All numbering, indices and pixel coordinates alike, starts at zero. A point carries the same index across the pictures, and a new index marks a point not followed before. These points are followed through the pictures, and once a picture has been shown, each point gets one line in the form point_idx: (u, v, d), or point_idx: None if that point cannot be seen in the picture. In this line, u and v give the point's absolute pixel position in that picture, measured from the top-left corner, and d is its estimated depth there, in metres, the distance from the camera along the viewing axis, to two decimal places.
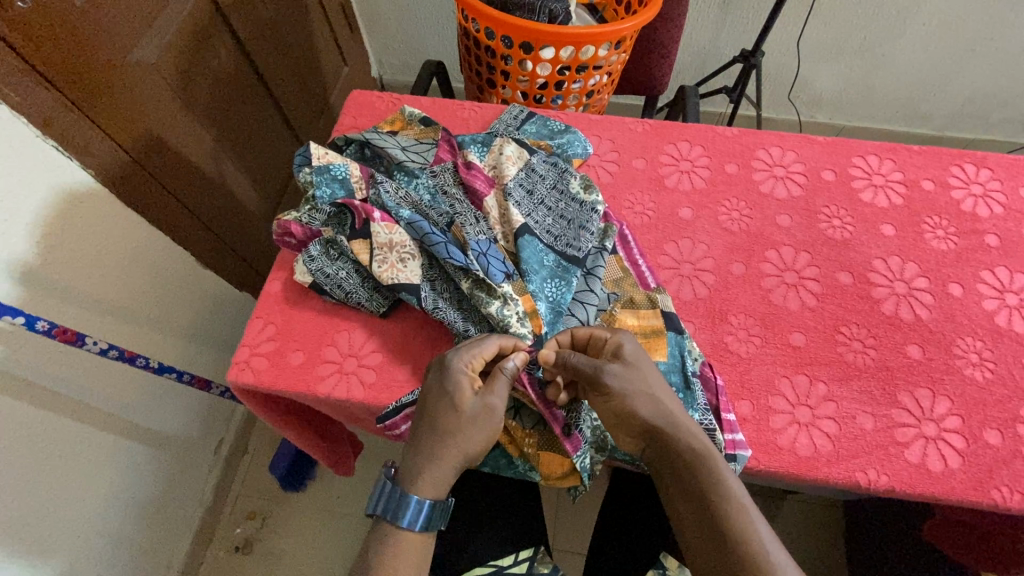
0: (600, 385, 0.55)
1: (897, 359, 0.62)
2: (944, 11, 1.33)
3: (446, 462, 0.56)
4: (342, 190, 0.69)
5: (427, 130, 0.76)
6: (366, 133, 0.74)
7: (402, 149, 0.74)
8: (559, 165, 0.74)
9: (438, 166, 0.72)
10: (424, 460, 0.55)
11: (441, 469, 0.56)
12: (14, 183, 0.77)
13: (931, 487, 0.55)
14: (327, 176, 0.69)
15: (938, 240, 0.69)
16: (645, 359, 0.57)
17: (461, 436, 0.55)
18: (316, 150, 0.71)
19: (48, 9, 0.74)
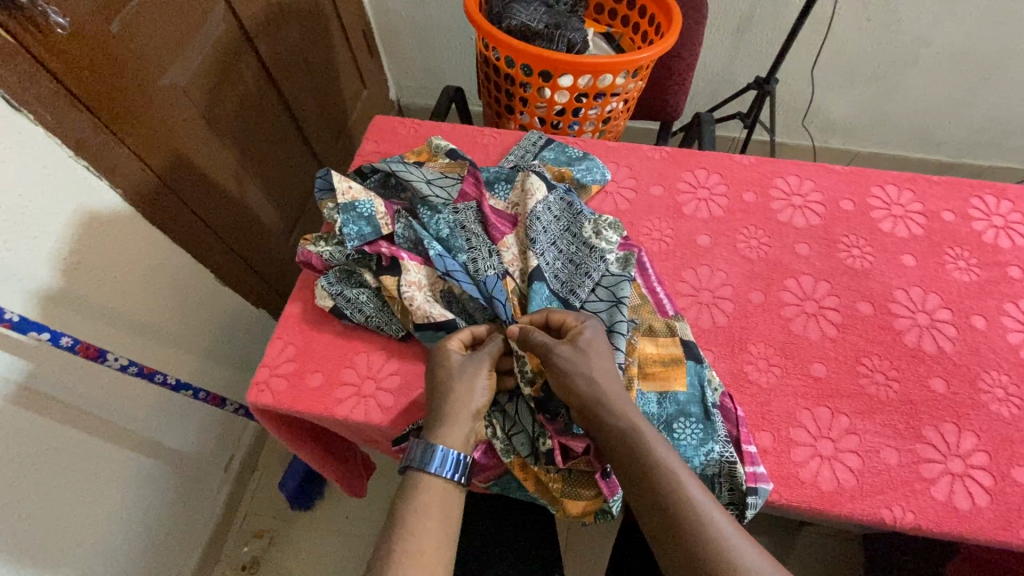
0: (548, 366, 0.57)
1: (922, 393, 0.61)
2: (960, 40, 1.34)
3: (458, 415, 0.58)
4: (369, 228, 0.68)
5: (451, 164, 0.76)
6: (392, 163, 0.73)
7: (426, 182, 0.73)
8: (570, 203, 0.73)
9: (461, 203, 0.71)
10: (435, 423, 0.57)
11: (456, 425, 0.58)
12: (48, 201, 0.79)
13: (958, 526, 0.54)
14: (354, 215, 0.68)
15: (960, 271, 0.69)
16: (603, 347, 0.59)
17: (464, 387, 0.58)
18: (341, 184, 0.69)
19: (85, 34, 0.77)
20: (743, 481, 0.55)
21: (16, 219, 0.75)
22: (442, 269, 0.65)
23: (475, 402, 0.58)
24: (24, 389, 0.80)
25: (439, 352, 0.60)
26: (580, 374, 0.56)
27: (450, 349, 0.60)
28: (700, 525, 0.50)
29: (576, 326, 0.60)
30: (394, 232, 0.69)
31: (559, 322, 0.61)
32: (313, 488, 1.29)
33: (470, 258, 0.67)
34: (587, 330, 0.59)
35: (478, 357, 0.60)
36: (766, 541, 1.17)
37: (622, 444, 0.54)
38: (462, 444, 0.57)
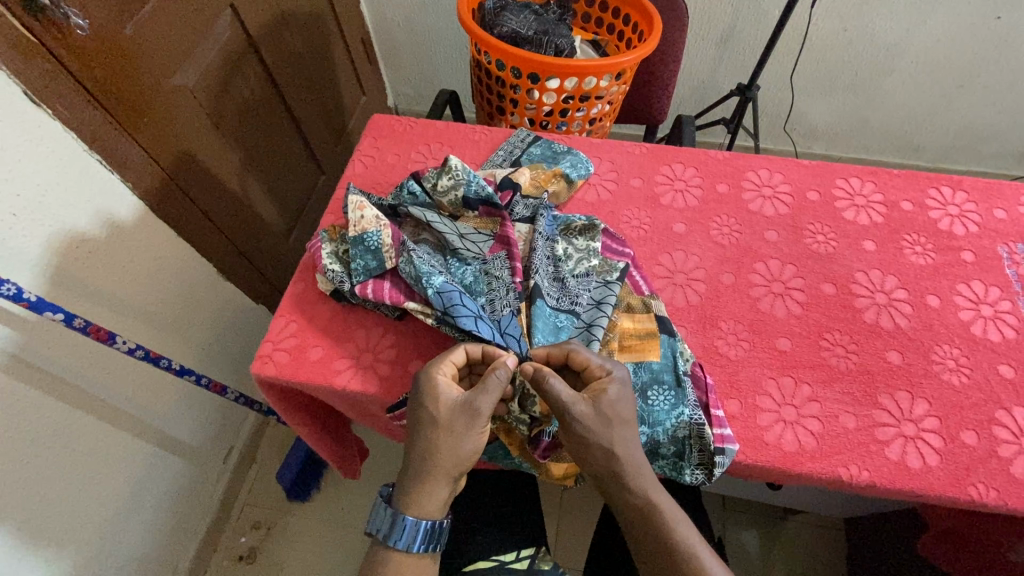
0: (565, 422, 0.57)
1: (878, 364, 0.66)
2: (930, 48, 1.41)
3: (441, 480, 0.59)
4: (375, 261, 0.68)
5: (486, 221, 0.75)
6: (427, 214, 0.72)
7: (459, 235, 0.72)
8: (559, 217, 0.76)
9: (492, 255, 0.71)
10: (420, 481, 0.60)
11: (437, 489, 0.60)
12: (64, 191, 0.84)
13: (909, 483, 0.58)
14: (362, 247, 0.68)
15: (917, 255, 0.74)
16: (625, 405, 0.58)
17: (450, 452, 0.58)
18: (353, 213, 0.70)
19: (101, 37, 0.83)
20: (711, 441, 0.59)
21: (32, 207, 0.80)
22: (440, 307, 0.63)
23: (460, 462, 0.59)
24: (35, 369, 0.84)
25: (431, 398, 0.58)
26: (598, 438, 0.56)
27: (442, 401, 0.58)
28: (687, 565, 0.55)
29: (601, 375, 0.59)
30: (398, 264, 0.68)
31: (581, 364, 0.60)
32: (311, 479, 1.32)
33: (488, 300, 0.68)
34: (614, 385, 0.58)
35: (471, 411, 0.58)
36: (752, 531, 1.20)
37: (618, 487, 0.57)
38: (443, 503, 0.61)
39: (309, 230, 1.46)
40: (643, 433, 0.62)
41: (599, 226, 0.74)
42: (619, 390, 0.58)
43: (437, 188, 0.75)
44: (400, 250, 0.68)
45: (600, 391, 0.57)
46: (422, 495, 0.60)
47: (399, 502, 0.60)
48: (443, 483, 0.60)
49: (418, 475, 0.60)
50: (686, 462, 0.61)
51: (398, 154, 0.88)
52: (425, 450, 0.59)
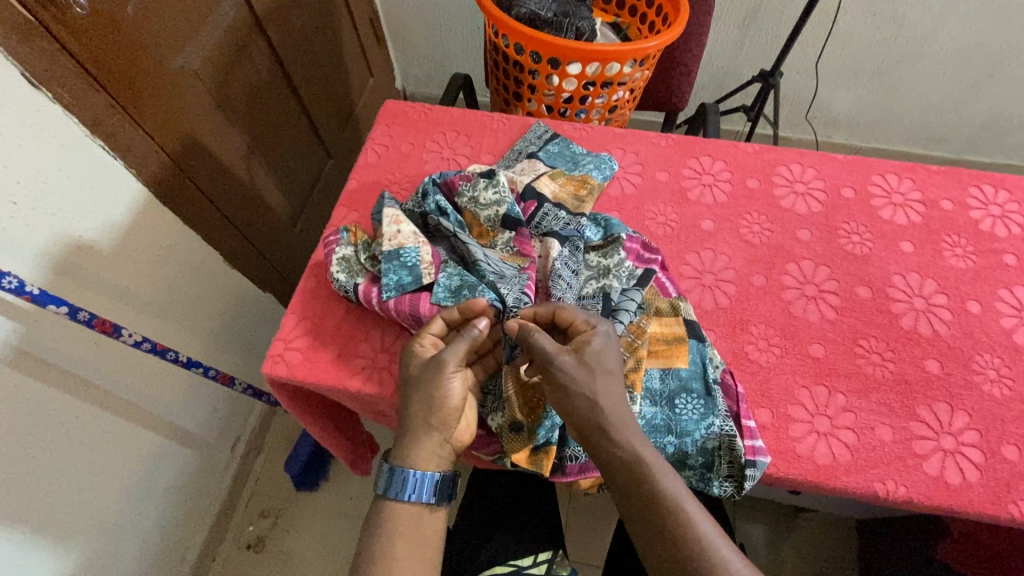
0: (550, 375, 0.56)
1: (916, 373, 0.63)
2: (964, 35, 1.35)
3: (425, 433, 0.60)
4: (410, 277, 0.65)
5: (517, 255, 0.67)
6: (455, 226, 0.68)
7: (484, 254, 0.66)
8: (577, 228, 0.70)
9: (516, 273, 0.65)
10: (409, 438, 0.60)
11: (421, 438, 0.60)
12: (66, 179, 0.81)
13: (949, 500, 0.56)
14: (396, 262, 0.65)
15: (956, 258, 0.71)
16: (610, 358, 0.57)
17: (428, 405, 0.59)
18: (388, 226, 0.67)
19: (102, 17, 0.78)
20: (743, 454, 0.57)
21: (33, 195, 0.77)
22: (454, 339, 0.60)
23: (432, 412, 0.59)
24: (37, 361, 0.81)
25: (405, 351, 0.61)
26: (581, 387, 0.55)
27: (411, 354, 0.60)
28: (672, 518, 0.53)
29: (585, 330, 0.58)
30: (435, 280, 0.64)
31: (567, 321, 0.59)
32: (318, 469, 1.32)
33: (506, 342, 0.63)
34: (597, 332, 0.57)
35: (434, 360, 0.58)
36: (762, 529, 1.18)
37: (603, 446, 0.55)
38: (430, 451, 0.60)
39: (316, 216, 1.42)
40: (670, 443, 0.59)
41: (621, 239, 0.68)
42: (602, 343, 0.57)
43: (478, 200, 0.70)
44: (437, 267, 0.65)
45: (583, 342, 0.57)
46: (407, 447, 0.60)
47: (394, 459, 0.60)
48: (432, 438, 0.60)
49: (408, 436, 0.60)
50: (714, 474, 0.59)
51: (413, 143, 0.84)
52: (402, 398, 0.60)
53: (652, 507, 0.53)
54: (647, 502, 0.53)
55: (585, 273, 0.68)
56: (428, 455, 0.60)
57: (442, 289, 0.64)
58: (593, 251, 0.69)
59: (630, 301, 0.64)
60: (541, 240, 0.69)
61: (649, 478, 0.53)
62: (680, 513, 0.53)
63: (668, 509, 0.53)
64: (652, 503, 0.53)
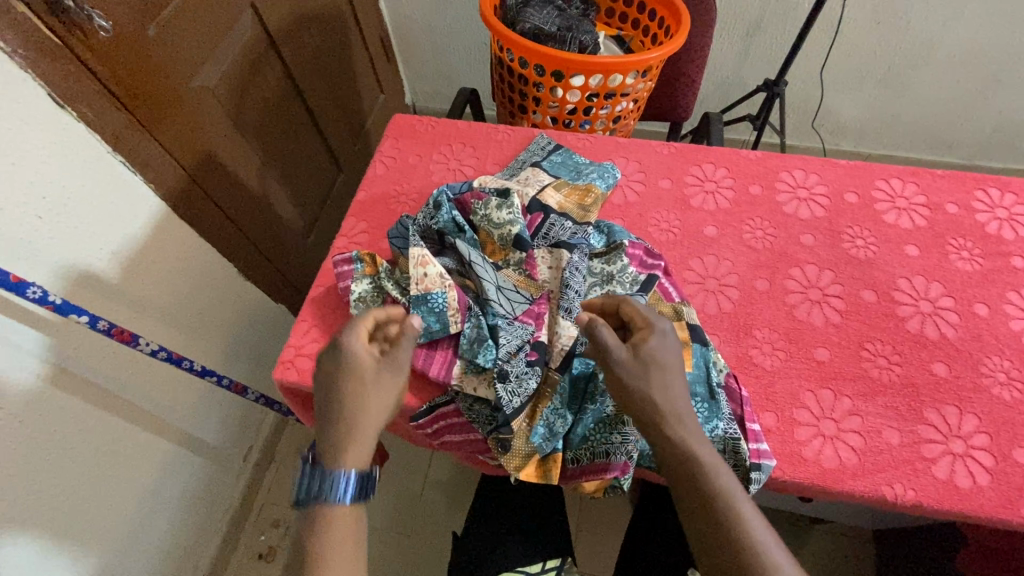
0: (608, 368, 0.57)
1: (923, 376, 0.63)
2: (969, 42, 1.35)
3: (362, 433, 0.57)
4: (438, 323, 0.64)
5: (529, 280, 0.69)
6: (469, 252, 0.67)
7: (497, 287, 0.66)
8: (581, 236, 0.71)
9: (521, 321, 0.65)
10: (345, 435, 0.56)
11: (361, 441, 0.57)
12: (90, 193, 0.84)
13: (958, 503, 0.55)
14: (424, 307, 0.64)
15: (963, 261, 0.71)
16: (670, 358, 0.57)
17: (371, 403, 0.57)
18: (415, 269, 0.65)
19: (125, 38, 0.82)
20: (747, 457, 0.57)
21: (58, 210, 0.80)
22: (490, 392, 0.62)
23: (378, 412, 0.58)
24: (56, 369, 0.84)
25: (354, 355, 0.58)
26: (638, 383, 0.55)
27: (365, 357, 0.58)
28: (725, 513, 0.50)
29: (645, 327, 0.59)
30: (462, 330, 0.64)
31: (628, 316, 0.60)
32: None
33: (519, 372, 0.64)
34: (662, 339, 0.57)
35: (394, 365, 0.59)
36: None
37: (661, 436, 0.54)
38: (366, 463, 0.57)
39: (327, 229, 1.45)
40: None
41: (623, 245, 0.69)
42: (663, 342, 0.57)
43: (490, 218, 0.70)
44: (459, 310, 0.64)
45: (641, 338, 0.57)
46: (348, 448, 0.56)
47: (324, 460, 0.56)
48: (371, 438, 0.58)
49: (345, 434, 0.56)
50: None
51: (420, 155, 0.86)
52: (347, 402, 0.57)
53: (706, 507, 0.51)
54: (701, 493, 0.51)
55: (588, 279, 0.69)
56: (364, 454, 0.57)
57: (466, 340, 0.63)
58: (596, 258, 0.70)
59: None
60: (551, 250, 0.70)
61: (700, 467, 0.52)
62: (733, 511, 0.50)
63: (722, 511, 0.51)
64: (705, 500, 0.51)
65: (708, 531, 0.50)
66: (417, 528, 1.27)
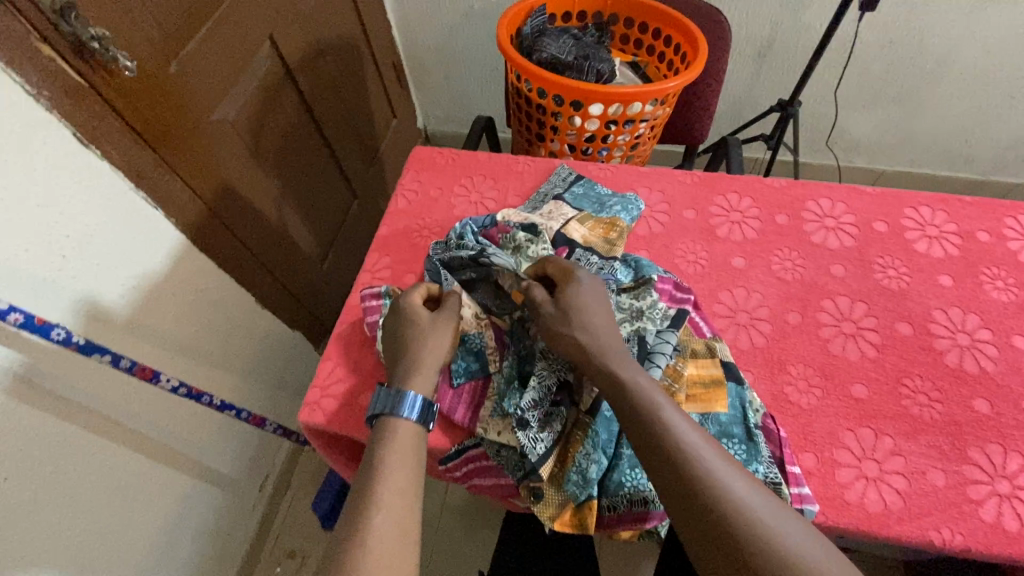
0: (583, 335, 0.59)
1: (965, 413, 0.61)
2: (984, 59, 1.35)
3: (398, 472, 0.55)
4: (477, 363, 0.66)
5: None
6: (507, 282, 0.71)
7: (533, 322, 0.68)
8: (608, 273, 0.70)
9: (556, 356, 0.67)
10: (379, 477, 0.54)
11: (398, 479, 0.54)
12: (111, 229, 0.84)
13: (1010, 549, 0.54)
14: (463, 348, 0.67)
15: (999, 291, 0.69)
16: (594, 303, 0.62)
17: (402, 444, 0.57)
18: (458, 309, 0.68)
19: (148, 76, 0.82)
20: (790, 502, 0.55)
21: (80, 247, 0.80)
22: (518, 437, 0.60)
23: (409, 452, 0.57)
24: (76, 407, 0.83)
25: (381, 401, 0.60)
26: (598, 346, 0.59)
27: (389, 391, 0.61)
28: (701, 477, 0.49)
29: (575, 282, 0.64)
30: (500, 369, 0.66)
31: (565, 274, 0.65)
32: None
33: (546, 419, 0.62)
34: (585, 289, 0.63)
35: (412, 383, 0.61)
36: None
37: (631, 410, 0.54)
38: (406, 501, 0.53)
39: (342, 255, 1.45)
40: None
41: (652, 279, 0.68)
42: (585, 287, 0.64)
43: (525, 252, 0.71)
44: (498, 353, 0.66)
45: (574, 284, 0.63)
46: (373, 519, 0.51)
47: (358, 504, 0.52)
48: (409, 478, 0.55)
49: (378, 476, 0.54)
50: None
51: (442, 188, 0.86)
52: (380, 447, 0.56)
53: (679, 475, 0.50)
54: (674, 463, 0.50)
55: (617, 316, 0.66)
56: (401, 493, 0.54)
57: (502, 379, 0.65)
58: (624, 293, 0.68)
59: (665, 343, 0.63)
60: None
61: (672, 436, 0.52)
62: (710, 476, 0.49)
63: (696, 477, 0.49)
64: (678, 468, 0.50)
65: (691, 500, 0.49)
66: (435, 559, 1.25)
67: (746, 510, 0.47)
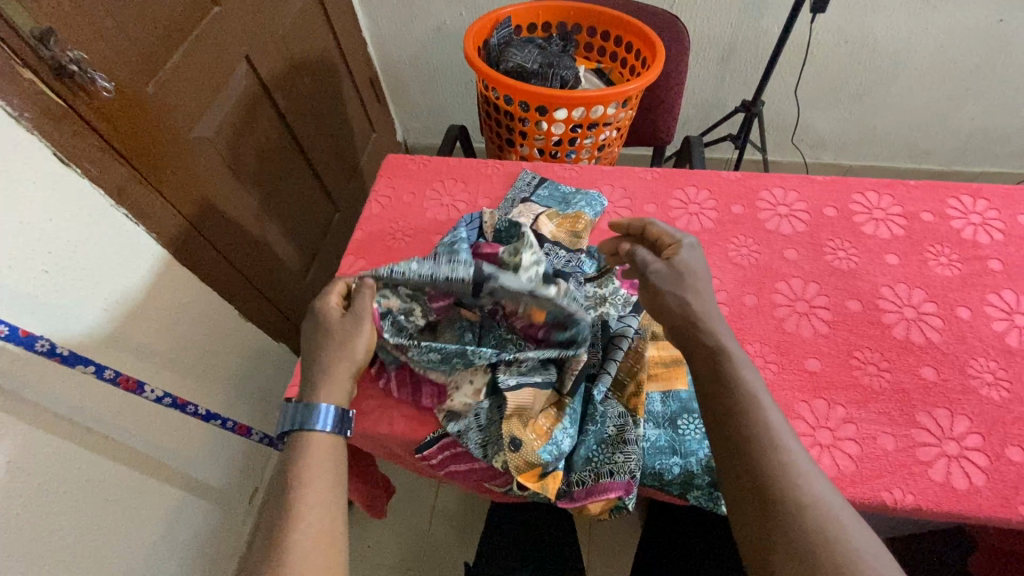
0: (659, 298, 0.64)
1: (912, 381, 0.65)
2: (936, 54, 1.41)
3: (315, 483, 0.59)
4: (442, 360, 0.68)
5: None
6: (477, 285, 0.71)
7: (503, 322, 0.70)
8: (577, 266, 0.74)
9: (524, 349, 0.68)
10: (299, 491, 0.58)
11: (316, 488, 0.58)
12: (94, 246, 0.86)
13: (957, 504, 0.57)
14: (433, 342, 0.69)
15: (942, 266, 0.73)
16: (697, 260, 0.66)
17: (322, 451, 0.61)
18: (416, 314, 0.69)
19: (126, 96, 0.86)
20: None
21: (63, 263, 0.82)
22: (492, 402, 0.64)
23: (330, 462, 0.61)
24: (61, 421, 0.85)
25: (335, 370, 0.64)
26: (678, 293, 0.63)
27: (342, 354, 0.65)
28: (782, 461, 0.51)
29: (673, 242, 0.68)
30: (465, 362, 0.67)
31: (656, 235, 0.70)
32: None
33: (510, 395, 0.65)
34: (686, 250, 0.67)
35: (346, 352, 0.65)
36: None
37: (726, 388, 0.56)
38: (324, 510, 0.58)
39: (325, 267, 1.48)
40: (676, 464, 0.61)
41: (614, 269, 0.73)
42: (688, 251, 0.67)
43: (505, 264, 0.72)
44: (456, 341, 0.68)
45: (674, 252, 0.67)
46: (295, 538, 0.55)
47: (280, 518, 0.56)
48: (328, 487, 0.59)
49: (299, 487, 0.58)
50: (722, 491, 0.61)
51: (414, 193, 0.90)
52: (299, 462, 0.60)
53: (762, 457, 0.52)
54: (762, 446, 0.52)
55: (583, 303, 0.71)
56: (319, 503, 0.58)
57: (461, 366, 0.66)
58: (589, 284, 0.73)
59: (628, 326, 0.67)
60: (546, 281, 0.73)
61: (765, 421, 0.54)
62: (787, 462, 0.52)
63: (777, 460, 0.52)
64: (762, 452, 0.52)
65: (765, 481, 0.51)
66: (427, 564, 1.26)
67: (803, 490, 0.50)
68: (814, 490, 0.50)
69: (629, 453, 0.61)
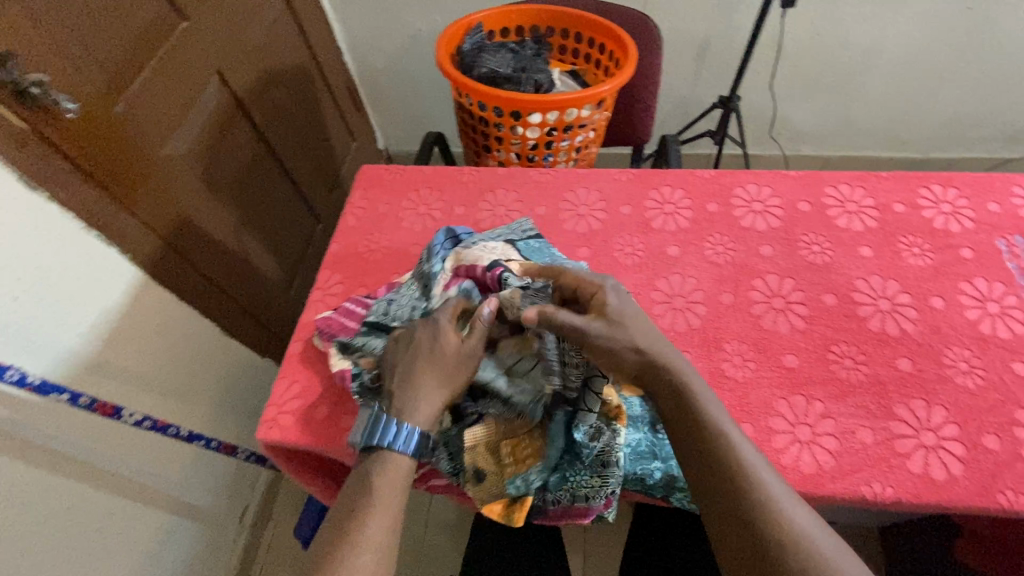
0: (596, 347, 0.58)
1: (889, 373, 0.65)
2: (907, 44, 1.43)
3: (369, 536, 0.55)
4: None
5: None
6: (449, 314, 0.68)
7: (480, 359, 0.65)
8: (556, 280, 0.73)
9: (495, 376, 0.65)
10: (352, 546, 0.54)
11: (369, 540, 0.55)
12: (65, 270, 0.85)
13: (936, 495, 0.57)
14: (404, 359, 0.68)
15: (915, 257, 0.74)
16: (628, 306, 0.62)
17: (380, 501, 0.57)
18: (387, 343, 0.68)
19: (93, 116, 0.84)
20: None
21: (35, 290, 0.81)
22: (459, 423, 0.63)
23: (384, 512, 0.56)
24: (40, 451, 0.83)
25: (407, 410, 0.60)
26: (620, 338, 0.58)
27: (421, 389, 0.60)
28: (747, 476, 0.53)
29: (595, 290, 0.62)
30: None
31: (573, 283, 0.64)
32: None
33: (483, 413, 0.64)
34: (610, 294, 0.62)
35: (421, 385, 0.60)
36: None
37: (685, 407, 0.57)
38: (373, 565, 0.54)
39: (308, 279, 1.47)
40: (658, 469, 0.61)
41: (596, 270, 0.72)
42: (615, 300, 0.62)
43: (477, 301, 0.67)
44: None
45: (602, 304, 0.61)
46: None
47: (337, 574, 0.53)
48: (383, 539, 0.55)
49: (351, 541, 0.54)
50: None
51: (389, 203, 0.89)
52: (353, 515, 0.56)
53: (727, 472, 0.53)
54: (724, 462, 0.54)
55: None
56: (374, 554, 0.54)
57: None
58: None
59: None
60: None
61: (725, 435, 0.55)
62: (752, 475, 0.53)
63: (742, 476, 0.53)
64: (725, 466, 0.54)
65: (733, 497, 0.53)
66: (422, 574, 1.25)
67: (770, 503, 0.52)
68: (785, 503, 0.52)
69: (607, 477, 0.60)
